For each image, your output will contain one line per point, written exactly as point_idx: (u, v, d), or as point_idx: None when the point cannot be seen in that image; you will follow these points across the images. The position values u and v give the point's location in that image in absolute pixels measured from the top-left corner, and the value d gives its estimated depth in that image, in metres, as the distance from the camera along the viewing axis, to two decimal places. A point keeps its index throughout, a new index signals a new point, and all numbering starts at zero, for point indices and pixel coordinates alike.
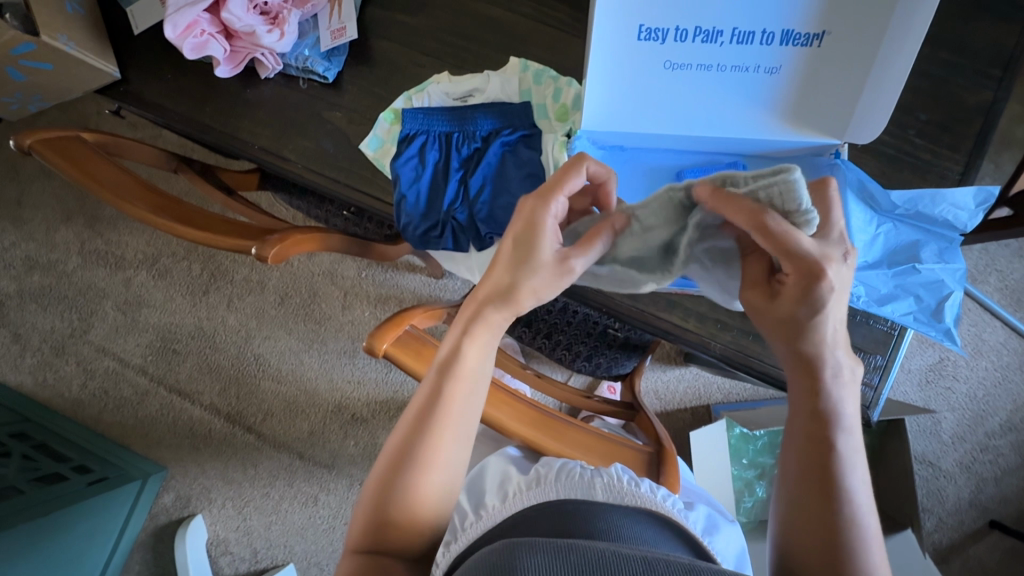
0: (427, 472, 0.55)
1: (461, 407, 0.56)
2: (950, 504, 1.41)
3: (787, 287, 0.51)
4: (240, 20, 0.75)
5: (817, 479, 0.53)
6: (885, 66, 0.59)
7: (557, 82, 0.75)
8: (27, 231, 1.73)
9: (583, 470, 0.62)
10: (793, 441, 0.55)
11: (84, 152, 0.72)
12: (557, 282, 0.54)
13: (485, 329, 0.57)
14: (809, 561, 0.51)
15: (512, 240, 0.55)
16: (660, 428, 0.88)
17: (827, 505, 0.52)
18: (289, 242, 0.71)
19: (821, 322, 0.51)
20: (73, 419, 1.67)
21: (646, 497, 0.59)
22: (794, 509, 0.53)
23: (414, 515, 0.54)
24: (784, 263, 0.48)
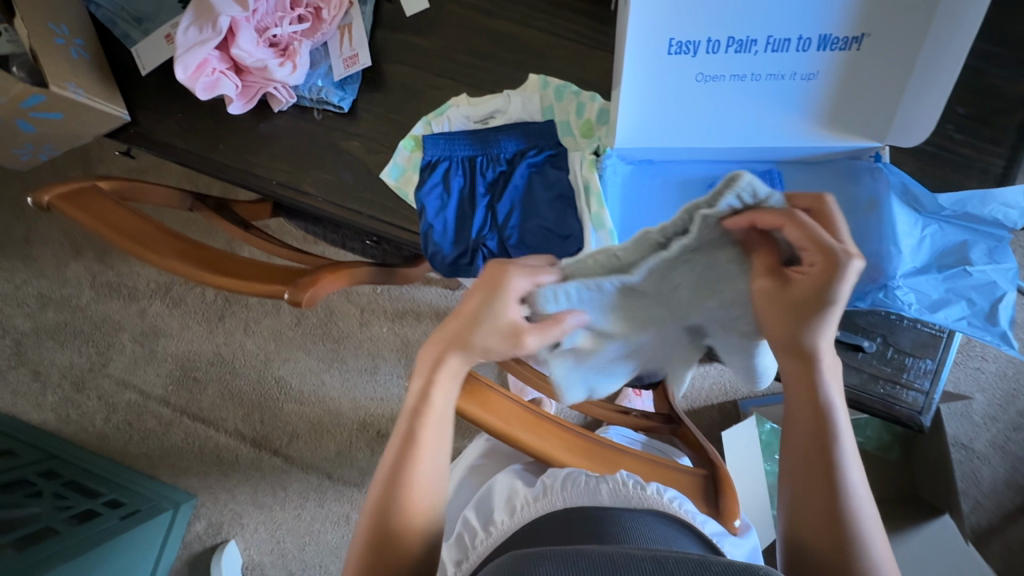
0: (416, 488, 0.57)
1: (440, 431, 0.58)
2: (987, 485, 1.40)
3: (808, 276, 0.49)
4: (251, 56, 0.73)
5: (817, 470, 0.53)
6: (931, 67, 0.57)
7: (580, 97, 0.73)
8: (37, 267, 1.72)
9: (593, 479, 0.64)
10: (795, 434, 0.55)
11: (101, 202, 0.71)
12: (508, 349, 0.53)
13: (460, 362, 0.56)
14: (818, 552, 0.52)
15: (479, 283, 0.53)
16: (711, 448, 0.86)
17: (828, 496, 0.53)
18: (320, 282, 0.71)
19: (831, 307, 0.49)
20: (100, 453, 1.67)
21: (653, 498, 0.63)
22: (800, 502, 0.54)
23: (409, 530, 0.56)
24: (813, 253, 0.47)
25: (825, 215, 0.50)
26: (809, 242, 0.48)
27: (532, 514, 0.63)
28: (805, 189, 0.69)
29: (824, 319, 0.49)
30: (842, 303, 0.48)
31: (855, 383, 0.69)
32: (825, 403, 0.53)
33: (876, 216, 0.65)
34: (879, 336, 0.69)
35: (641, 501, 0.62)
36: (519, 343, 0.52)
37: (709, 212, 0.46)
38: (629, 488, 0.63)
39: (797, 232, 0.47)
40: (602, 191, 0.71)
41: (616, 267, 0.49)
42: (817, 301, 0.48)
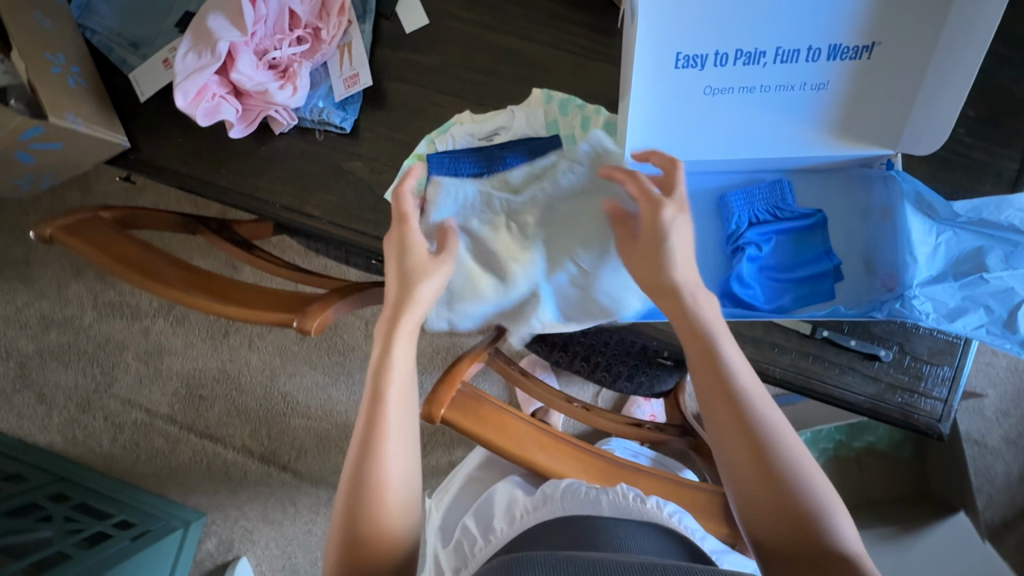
0: (384, 465, 0.57)
1: (399, 396, 0.60)
2: (1001, 481, 1.39)
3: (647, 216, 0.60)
4: (251, 79, 0.72)
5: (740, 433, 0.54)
6: (945, 73, 0.56)
7: (584, 110, 0.72)
8: (39, 289, 1.71)
9: (593, 490, 0.64)
10: (710, 406, 0.56)
11: (105, 232, 0.70)
12: (428, 282, 0.64)
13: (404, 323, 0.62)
14: (761, 496, 0.52)
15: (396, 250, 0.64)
16: None
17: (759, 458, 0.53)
18: (329, 307, 0.69)
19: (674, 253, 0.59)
20: (108, 474, 1.66)
21: (653, 511, 0.63)
22: (724, 450, 0.55)
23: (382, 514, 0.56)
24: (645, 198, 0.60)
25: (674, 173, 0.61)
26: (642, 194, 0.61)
27: (530, 524, 0.64)
28: (816, 198, 0.69)
29: (670, 253, 0.59)
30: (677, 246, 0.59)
31: (874, 394, 0.68)
32: (725, 366, 0.56)
33: (891, 224, 0.66)
34: (895, 343, 0.68)
35: (641, 514, 0.62)
36: (427, 271, 0.64)
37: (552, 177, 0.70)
38: (630, 501, 0.63)
39: (633, 183, 0.61)
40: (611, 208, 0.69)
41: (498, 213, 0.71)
42: (658, 235, 0.60)
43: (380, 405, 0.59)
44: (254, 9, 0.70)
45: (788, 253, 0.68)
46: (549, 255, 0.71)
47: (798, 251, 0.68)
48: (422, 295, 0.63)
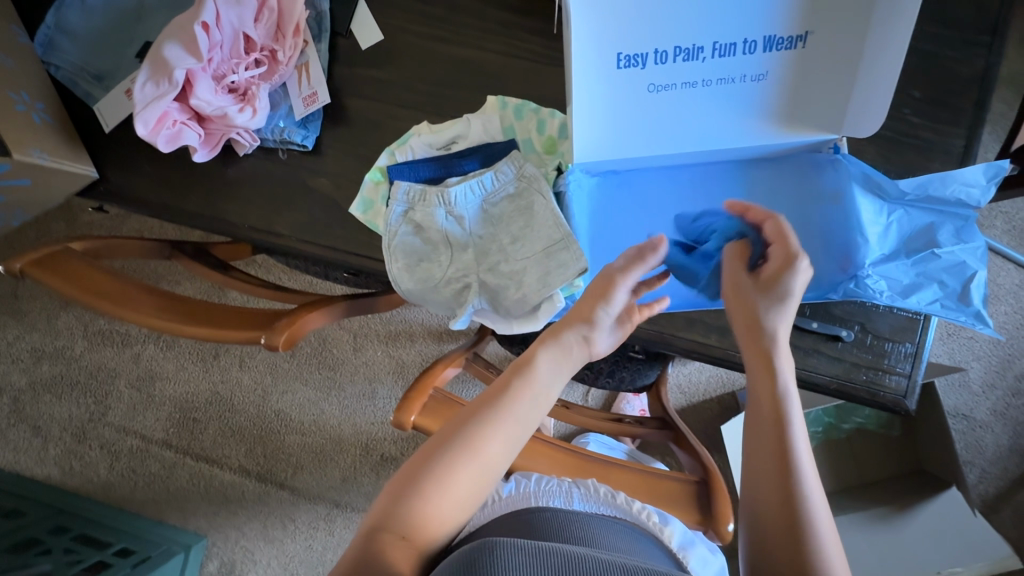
0: (459, 469, 0.57)
1: (518, 412, 0.60)
2: (991, 452, 1.41)
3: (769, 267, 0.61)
4: (210, 104, 0.73)
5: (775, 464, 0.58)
6: (879, 54, 0.57)
7: (540, 114, 0.74)
8: (29, 322, 1.72)
9: (567, 483, 0.68)
10: (759, 444, 0.60)
11: (74, 263, 0.71)
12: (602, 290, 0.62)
13: (559, 344, 0.62)
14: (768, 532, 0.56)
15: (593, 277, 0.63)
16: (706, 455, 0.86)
17: (786, 496, 0.56)
18: (298, 322, 0.71)
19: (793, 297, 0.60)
20: (106, 503, 1.66)
21: (624, 507, 0.66)
22: (758, 488, 0.59)
23: (438, 501, 0.56)
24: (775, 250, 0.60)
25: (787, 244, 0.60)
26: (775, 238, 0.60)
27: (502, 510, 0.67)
28: (772, 185, 0.69)
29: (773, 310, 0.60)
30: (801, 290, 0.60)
31: (840, 374, 0.70)
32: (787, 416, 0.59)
33: (841, 207, 0.66)
34: (856, 323, 0.70)
35: (611, 508, 0.66)
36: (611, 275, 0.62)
37: (497, 170, 0.73)
38: (601, 495, 0.68)
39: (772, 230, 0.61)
40: (569, 205, 0.71)
41: (450, 208, 0.73)
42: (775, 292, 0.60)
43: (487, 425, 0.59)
44: (208, 36, 0.72)
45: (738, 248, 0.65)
46: (512, 244, 0.72)
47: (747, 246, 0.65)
48: (603, 320, 0.62)
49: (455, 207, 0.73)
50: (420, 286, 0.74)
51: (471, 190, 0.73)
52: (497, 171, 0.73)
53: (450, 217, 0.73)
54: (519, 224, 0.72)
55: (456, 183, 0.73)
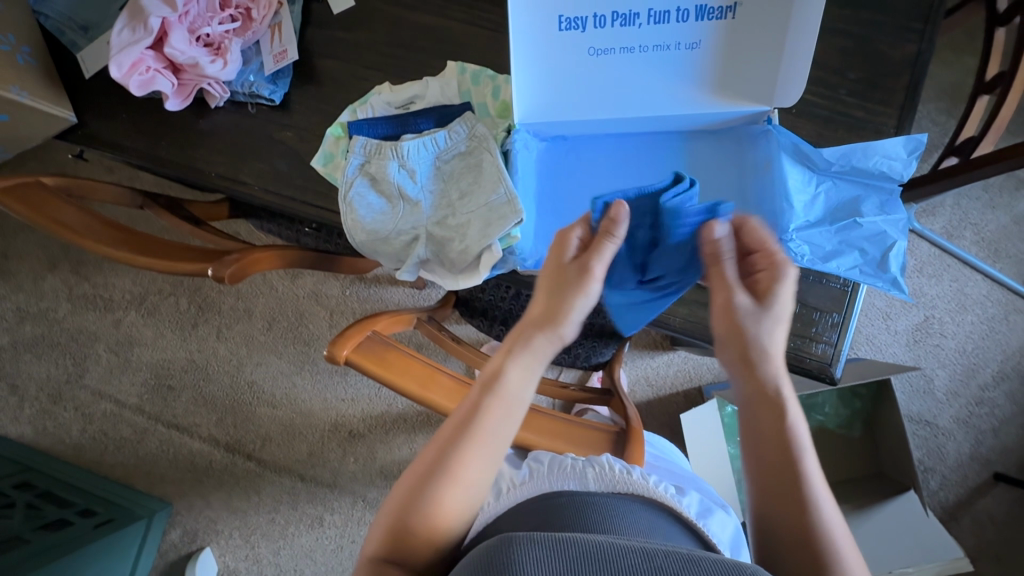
0: (464, 462, 0.57)
1: (495, 428, 0.58)
2: (953, 460, 1.41)
3: (762, 282, 0.61)
4: (183, 53, 0.77)
5: (781, 470, 0.58)
6: (801, 25, 0.61)
7: (495, 81, 0.77)
8: (15, 283, 1.75)
9: (580, 464, 0.64)
10: (762, 461, 0.59)
11: (41, 195, 0.74)
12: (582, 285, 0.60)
13: (527, 351, 0.60)
14: (781, 537, 0.56)
15: (546, 272, 0.63)
16: (631, 407, 0.94)
17: (793, 503, 0.56)
18: (245, 262, 0.76)
19: (780, 320, 0.60)
20: (76, 464, 1.67)
21: (640, 483, 0.62)
22: (768, 500, 0.58)
23: (435, 528, 0.55)
24: (762, 262, 0.61)
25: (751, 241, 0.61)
26: (758, 247, 0.61)
27: (517, 498, 0.62)
28: (710, 156, 0.72)
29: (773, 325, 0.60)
30: (790, 308, 0.60)
31: None
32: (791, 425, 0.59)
33: (771, 176, 0.69)
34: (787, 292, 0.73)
35: (628, 486, 0.62)
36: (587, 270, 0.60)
37: (450, 128, 0.76)
38: (615, 473, 0.63)
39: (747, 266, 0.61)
40: (514, 165, 0.73)
41: (402, 162, 0.76)
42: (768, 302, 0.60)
43: (483, 411, 0.58)
44: None
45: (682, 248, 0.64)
46: (460, 200, 0.75)
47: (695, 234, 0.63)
48: (574, 315, 0.60)
49: (407, 161, 0.76)
50: (370, 237, 0.77)
51: (425, 148, 0.76)
52: (453, 131, 0.76)
53: (402, 171, 0.76)
54: (467, 180, 0.75)
55: (413, 139, 0.76)
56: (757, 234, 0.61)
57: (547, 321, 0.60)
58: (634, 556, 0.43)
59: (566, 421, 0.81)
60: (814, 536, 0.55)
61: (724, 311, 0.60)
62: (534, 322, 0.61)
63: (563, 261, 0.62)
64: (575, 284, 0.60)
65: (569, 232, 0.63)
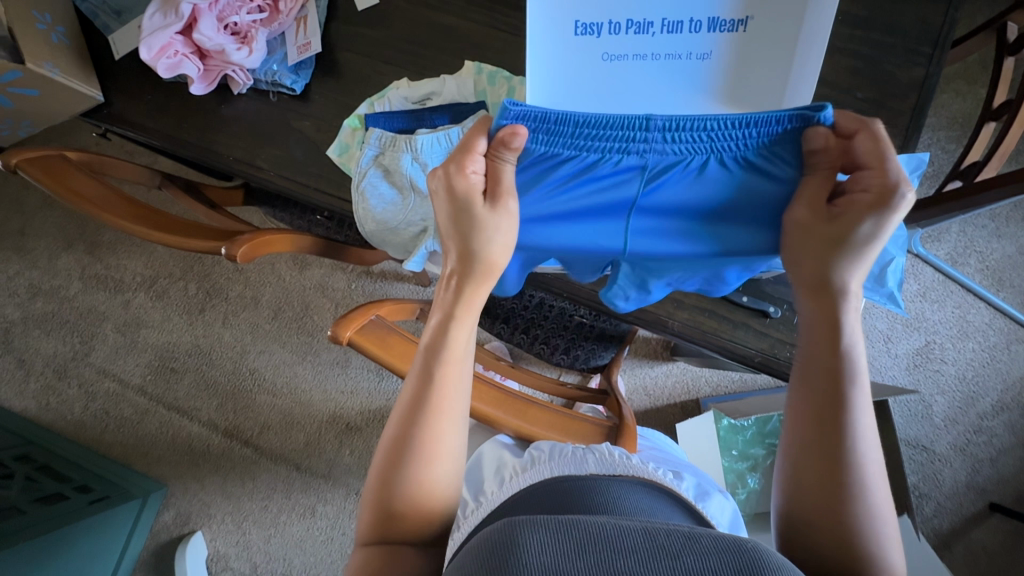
0: (432, 436, 0.57)
1: (450, 391, 0.58)
2: (948, 487, 1.40)
3: (857, 200, 0.52)
4: (210, 40, 0.80)
5: (828, 411, 0.53)
6: (808, 42, 0.63)
7: (510, 81, 0.80)
8: (30, 259, 1.78)
9: (580, 450, 0.66)
10: (807, 395, 0.55)
11: (67, 169, 0.77)
12: (501, 222, 0.59)
13: (466, 308, 0.60)
14: (805, 480, 0.53)
15: (451, 222, 0.59)
16: (625, 406, 0.95)
17: (834, 422, 0.52)
18: (258, 242, 0.78)
19: (870, 245, 0.52)
20: (76, 441, 1.69)
21: (639, 467, 0.64)
22: (801, 444, 0.54)
23: (424, 507, 0.56)
24: (869, 173, 0.52)
25: (869, 143, 0.51)
26: (871, 160, 0.51)
27: (523, 483, 0.64)
28: None
29: (862, 246, 0.52)
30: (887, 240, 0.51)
31: (764, 347, 0.75)
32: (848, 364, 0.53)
33: None
34: (785, 302, 0.76)
35: (627, 469, 0.63)
36: (501, 200, 0.58)
37: (467, 125, 0.77)
38: (615, 457, 0.65)
39: (864, 180, 0.52)
40: None
41: (415, 155, 0.77)
42: (861, 223, 0.52)
43: (432, 375, 0.58)
44: None
45: (766, 180, 0.56)
46: None
47: (775, 162, 0.55)
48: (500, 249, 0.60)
49: (421, 153, 0.77)
50: (381, 227, 0.81)
51: (440, 142, 0.77)
52: (470, 129, 0.77)
53: (415, 164, 0.77)
54: None
55: (428, 134, 0.77)
56: (871, 143, 0.51)
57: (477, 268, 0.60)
58: (636, 535, 0.44)
59: (566, 416, 0.83)
60: (843, 491, 0.51)
61: (793, 228, 0.56)
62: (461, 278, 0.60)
63: (476, 206, 0.58)
64: (495, 227, 0.59)
65: (460, 177, 0.57)
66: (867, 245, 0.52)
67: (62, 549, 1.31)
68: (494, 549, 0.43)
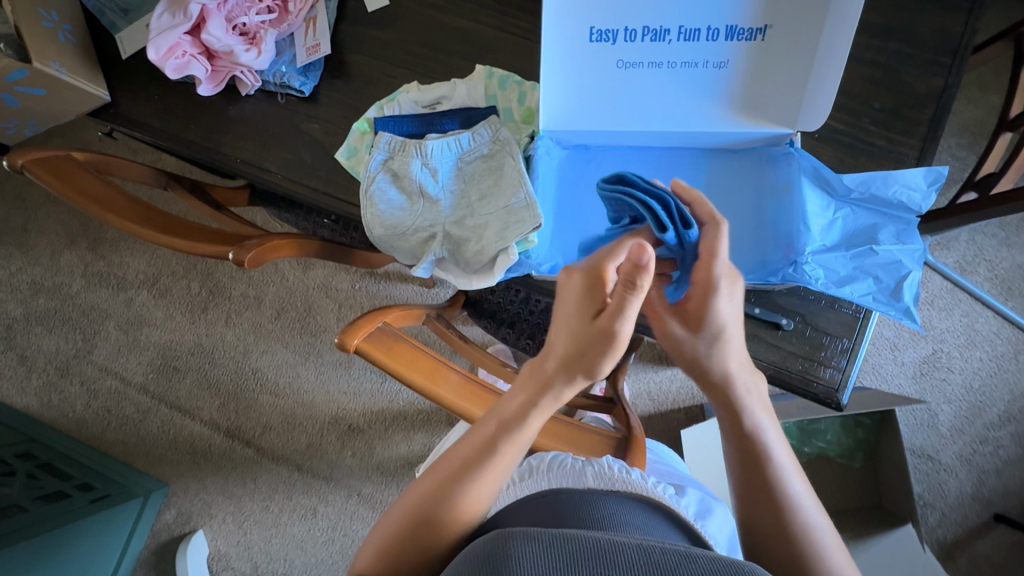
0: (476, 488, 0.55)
1: (508, 464, 0.56)
2: (953, 498, 1.39)
3: (694, 297, 0.52)
4: (219, 40, 0.79)
5: (758, 497, 0.53)
6: (828, 52, 0.61)
7: (522, 86, 0.78)
8: (33, 255, 1.77)
9: (581, 464, 0.66)
10: (735, 485, 0.55)
11: (75, 169, 0.76)
12: (609, 346, 0.50)
13: (555, 401, 0.54)
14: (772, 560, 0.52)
15: (568, 317, 0.52)
16: (634, 418, 0.95)
17: (776, 511, 0.52)
18: (266, 247, 0.78)
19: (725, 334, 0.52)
20: (78, 438, 1.69)
21: (637, 482, 0.63)
22: (750, 527, 0.53)
23: (437, 544, 0.53)
24: (702, 266, 0.52)
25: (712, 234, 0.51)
26: (704, 250, 0.51)
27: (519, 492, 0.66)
28: (729, 176, 0.73)
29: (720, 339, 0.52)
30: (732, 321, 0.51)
31: (777, 361, 0.73)
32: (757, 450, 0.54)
33: (790, 198, 0.69)
34: (798, 315, 0.73)
35: (625, 485, 0.62)
36: (617, 329, 0.49)
37: (476, 129, 0.77)
38: (615, 472, 0.64)
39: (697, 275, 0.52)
40: (536, 170, 0.74)
41: (425, 158, 0.77)
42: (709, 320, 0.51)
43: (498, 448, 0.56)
44: None
45: None
46: (480, 199, 0.76)
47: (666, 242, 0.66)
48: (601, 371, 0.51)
49: (430, 158, 0.77)
50: (388, 232, 0.78)
51: (450, 147, 0.78)
52: (480, 133, 0.77)
53: (425, 169, 0.78)
54: (491, 179, 0.76)
55: (439, 138, 0.78)
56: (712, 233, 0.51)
57: (579, 378, 0.52)
58: (631, 552, 0.42)
59: (574, 427, 0.82)
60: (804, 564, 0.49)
61: (663, 340, 0.55)
62: (558, 373, 0.53)
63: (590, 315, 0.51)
64: (605, 348, 0.50)
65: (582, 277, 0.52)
66: (721, 330, 0.51)
67: (63, 548, 1.31)
68: (486, 562, 0.42)
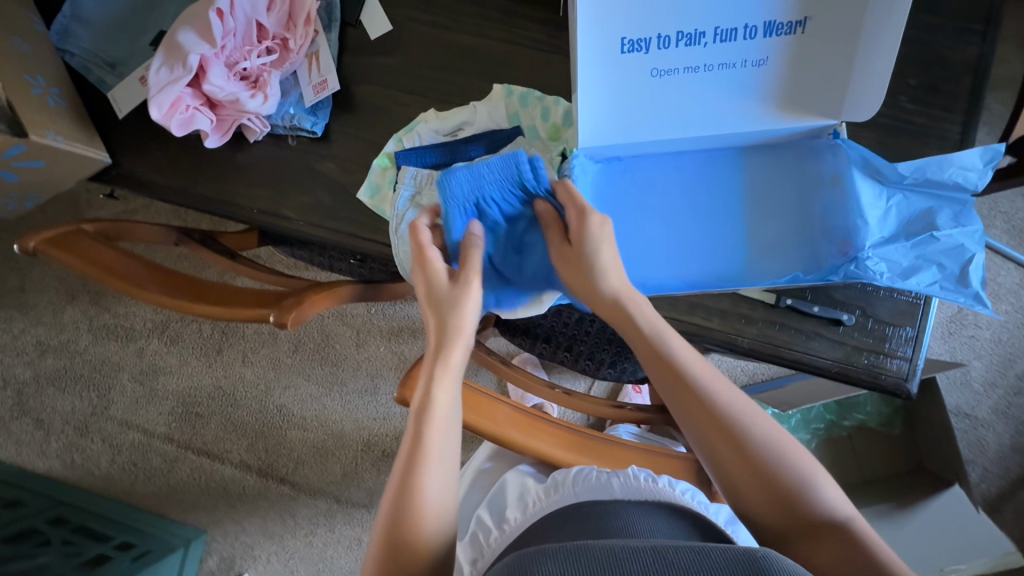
0: (424, 486, 0.56)
1: (439, 451, 0.58)
2: (993, 451, 1.41)
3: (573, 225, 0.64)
4: (222, 89, 0.75)
5: (731, 450, 0.60)
6: (874, 40, 0.59)
7: (544, 101, 0.75)
8: (34, 316, 1.72)
9: (604, 474, 0.66)
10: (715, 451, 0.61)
11: (86, 242, 0.72)
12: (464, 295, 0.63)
13: (445, 370, 0.61)
14: (771, 517, 0.58)
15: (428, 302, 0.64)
16: None
17: (750, 463, 0.59)
18: (305, 304, 0.74)
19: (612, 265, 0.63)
20: (107, 496, 1.66)
21: (664, 490, 0.65)
22: (744, 489, 0.59)
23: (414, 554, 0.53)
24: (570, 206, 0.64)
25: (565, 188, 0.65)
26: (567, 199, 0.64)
27: (545, 509, 0.65)
28: (768, 171, 0.70)
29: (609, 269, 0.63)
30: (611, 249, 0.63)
31: (841, 357, 0.71)
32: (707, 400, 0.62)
33: (841, 190, 0.68)
34: (858, 308, 0.72)
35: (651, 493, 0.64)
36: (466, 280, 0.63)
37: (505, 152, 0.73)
38: (641, 481, 0.65)
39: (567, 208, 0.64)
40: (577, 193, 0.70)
41: None
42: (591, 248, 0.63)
43: (418, 439, 0.58)
44: (222, 22, 0.74)
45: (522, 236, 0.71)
46: None
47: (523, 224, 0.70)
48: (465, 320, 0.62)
49: None
50: None
51: None
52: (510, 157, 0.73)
53: None
54: None
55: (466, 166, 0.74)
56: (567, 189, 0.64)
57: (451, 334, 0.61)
58: (646, 556, 0.42)
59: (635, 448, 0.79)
60: (796, 499, 0.57)
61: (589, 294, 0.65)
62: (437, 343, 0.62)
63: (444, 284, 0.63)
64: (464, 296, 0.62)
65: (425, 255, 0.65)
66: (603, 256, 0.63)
67: None
68: None
